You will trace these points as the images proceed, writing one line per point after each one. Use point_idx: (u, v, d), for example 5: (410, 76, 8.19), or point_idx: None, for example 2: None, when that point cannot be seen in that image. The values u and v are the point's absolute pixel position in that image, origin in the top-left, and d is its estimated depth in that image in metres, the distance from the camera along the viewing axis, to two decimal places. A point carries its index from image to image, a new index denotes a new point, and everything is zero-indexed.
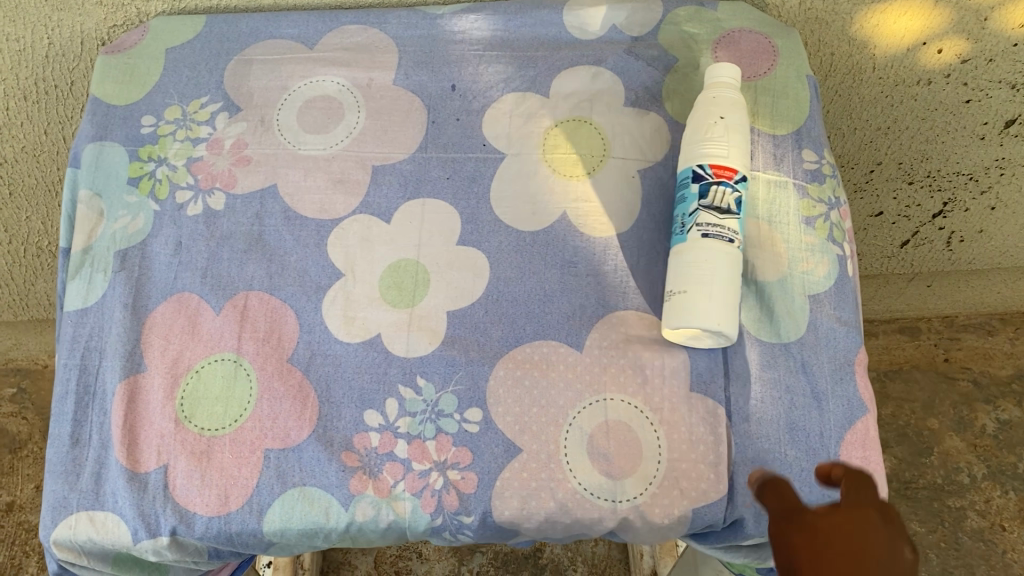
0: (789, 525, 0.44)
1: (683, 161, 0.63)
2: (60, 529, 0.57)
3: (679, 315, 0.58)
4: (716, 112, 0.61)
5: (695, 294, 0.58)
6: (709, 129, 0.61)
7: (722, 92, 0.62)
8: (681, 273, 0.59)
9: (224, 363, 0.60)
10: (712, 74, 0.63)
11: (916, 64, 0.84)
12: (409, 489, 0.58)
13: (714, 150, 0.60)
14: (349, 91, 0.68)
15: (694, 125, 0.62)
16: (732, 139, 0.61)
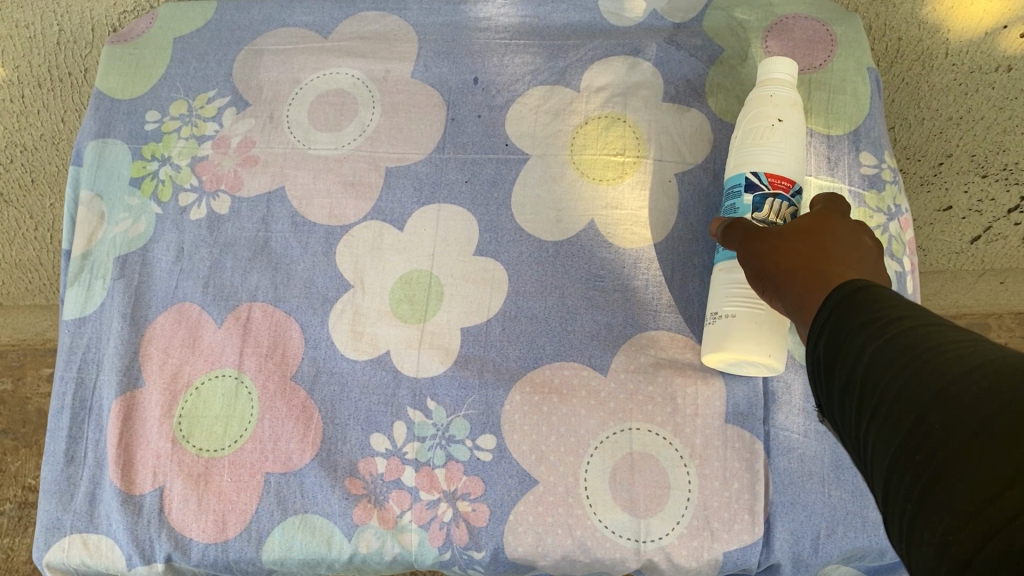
0: (759, 236, 0.47)
1: (732, 165, 0.56)
2: (53, 552, 0.55)
3: (722, 343, 0.52)
4: (775, 114, 0.55)
5: (743, 321, 0.51)
6: (766, 132, 0.54)
7: (781, 89, 0.55)
8: (729, 295, 0.53)
9: (224, 379, 0.57)
10: (767, 68, 0.56)
11: (994, 49, 0.77)
12: (416, 519, 0.54)
13: (770, 156, 0.54)
14: (363, 85, 0.63)
15: (748, 126, 0.55)
16: (790, 146, 0.54)
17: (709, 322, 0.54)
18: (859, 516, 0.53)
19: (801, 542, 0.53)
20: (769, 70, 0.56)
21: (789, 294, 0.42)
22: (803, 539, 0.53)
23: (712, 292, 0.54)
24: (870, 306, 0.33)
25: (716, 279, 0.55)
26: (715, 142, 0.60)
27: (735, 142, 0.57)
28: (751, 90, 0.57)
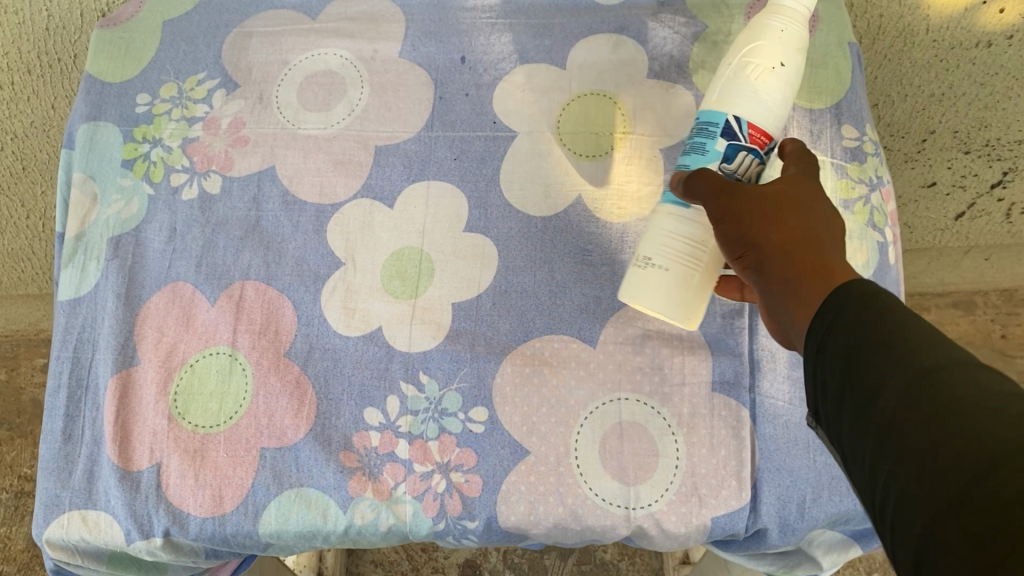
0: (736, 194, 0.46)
1: (711, 98, 0.51)
2: (52, 529, 0.55)
3: (639, 291, 0.49)
4: (778, 56, 0.50)
5: (664, 279, 0.49)
6: (763, 73, 0.49)
7: (795, 26, 0.50)
8: (662, 243, 0.50)
9: (218, 357, 0.57)
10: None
11: (973, 25, 0.82)
12: (410, 491, 0.56)
13: (759, 102, 0.49)
14: (351, 65, 0.64)
15: (744, 59, 0.50)
16: (781, 98, 0.50)
17: (633, 264, 0.51)
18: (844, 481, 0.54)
19: (788, 506, 0.54)
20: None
21: (785, 280, 0.43)
22: (789, 504, 0.54)
23: (646, 235, 0.51)
24: (880, 317, 0.34)
25: (653, 223, 0.51)
26: None
27: (725, 71, 0.51)
28: (761, 14, 0.51)
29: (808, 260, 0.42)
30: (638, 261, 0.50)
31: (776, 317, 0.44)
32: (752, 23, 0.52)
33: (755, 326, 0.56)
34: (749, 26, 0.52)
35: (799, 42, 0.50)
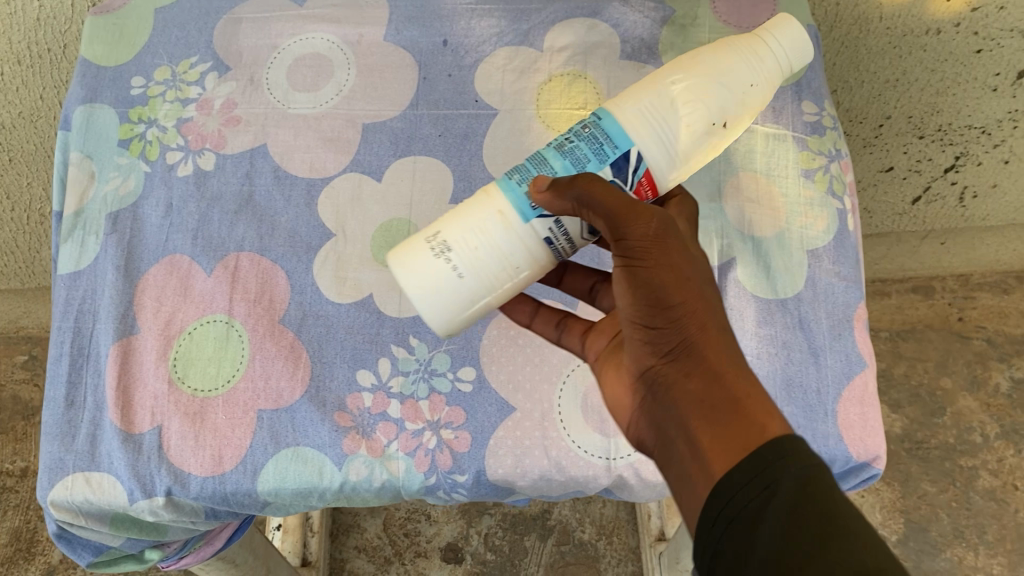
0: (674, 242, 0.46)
1: (634, 109, 0.48)
2: (56, 491, 0.57)
3: (409, 274, 0.47)
4: (731, 112, 0.49)
5: (442, 280, 0.47)
6: (708, 122, 0.48)
7: (766, 85, 0.50)
8: (470, 246, 0.47)
9: (216, 325, 0.60)
10: (786, 44, 0.50)
11: (924, 13, 0.82)
12: (402, 448, 0.58)
13: (680, 148, 0.48)
14: (338, 48, 0.67)
15: (698, 88, 0.48)
16: (698, 157, 0.50)
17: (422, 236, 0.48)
18: (809, 429, 0.58)
19: None
20: (781, 54, 0.50)
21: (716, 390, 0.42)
22: None
23: (466, 214, 0.48)
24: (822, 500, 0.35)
25: (467, 204, 0.49)
26: None
27: (670, 86, 0.49)
28: (744, 42, 0.50)
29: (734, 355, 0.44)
30: (429, 239, 0.48)
31: (667, 395, 0.45)
32: (725, 43, 0.50)
33: (723, 288, 0.62)
34: (721, 46, 0.50)
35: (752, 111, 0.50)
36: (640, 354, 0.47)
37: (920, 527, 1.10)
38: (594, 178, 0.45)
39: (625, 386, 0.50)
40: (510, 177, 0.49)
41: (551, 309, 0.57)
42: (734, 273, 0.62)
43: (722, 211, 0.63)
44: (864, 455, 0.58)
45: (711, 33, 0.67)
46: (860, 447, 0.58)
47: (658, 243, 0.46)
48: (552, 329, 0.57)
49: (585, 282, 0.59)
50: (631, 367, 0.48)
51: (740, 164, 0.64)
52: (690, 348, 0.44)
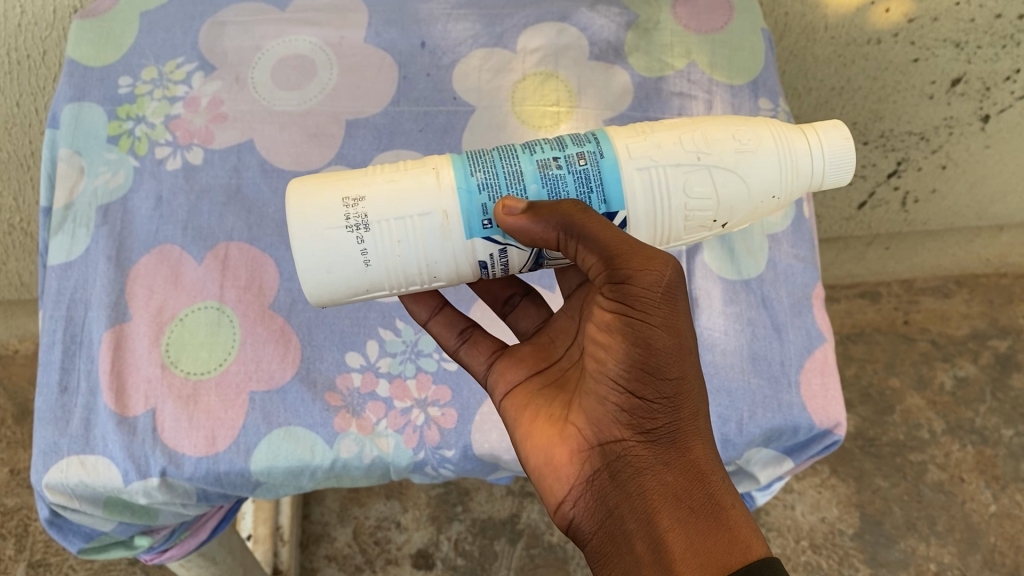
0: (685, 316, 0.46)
1: (645, 165, 0.46)
2: (51, 474, 0.58)
3: (312, 237, 0.45)
4: (738, 215, 0.48)
5: (346, 260, 0.45)
6: (710, 215, 0.48)
7: (788, 196, 0.49)
8: (388, 233, 0.45)
9: (207, 311, 0.62)
10: (831, 166, 0.48)
11: (866, 24, 0.88)
12: (391, 426, 0.61)
13: (669, 227, 0.48)
14: (320, 49, 0.70)
15: (719, 180, 0.47)
16: (684, 237, 0.50)
17: (342, 197, 0.46)
18: (775, 398, 0.62)
19: (728, 424, 0.61)
20: (815, 174, 0.48)
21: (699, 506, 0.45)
22: (729, 421, 0.61)
23: (403, 192, 0.46)
24: None
25: (407, 180, 0.46)
26: (636, 93, 0.69)
27: (693, 156, 0.47)
28: (790, 142, 0.48)
29: (711, 452, 0.47)
30: (350, 205, 0.45)
31: (639, 481, 0.46)
32: (772, 134, 0.48)
33: (692, 270, 0.66)
34: (767, 136, 0.48)
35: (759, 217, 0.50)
36: (612, 424, 0.47)
37: (875, 521, 1.12)
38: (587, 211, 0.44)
39: (564, 433, 0.49)
40: (470, 170, 0.46)
41: (456, 316, 0.58)
42: (702, 256, 0.66)
43: None
44: (826, 422, 0.61)
45: (673, 36, 0.71)
46: (822, 415, 0.62)
47: (674, 308, 0.44)
48: (453, 336, 0.57)
49: (504, 291, 0.60)
50: (592, 432, 0.48)
51: None
52: (674, 435, 0.47)
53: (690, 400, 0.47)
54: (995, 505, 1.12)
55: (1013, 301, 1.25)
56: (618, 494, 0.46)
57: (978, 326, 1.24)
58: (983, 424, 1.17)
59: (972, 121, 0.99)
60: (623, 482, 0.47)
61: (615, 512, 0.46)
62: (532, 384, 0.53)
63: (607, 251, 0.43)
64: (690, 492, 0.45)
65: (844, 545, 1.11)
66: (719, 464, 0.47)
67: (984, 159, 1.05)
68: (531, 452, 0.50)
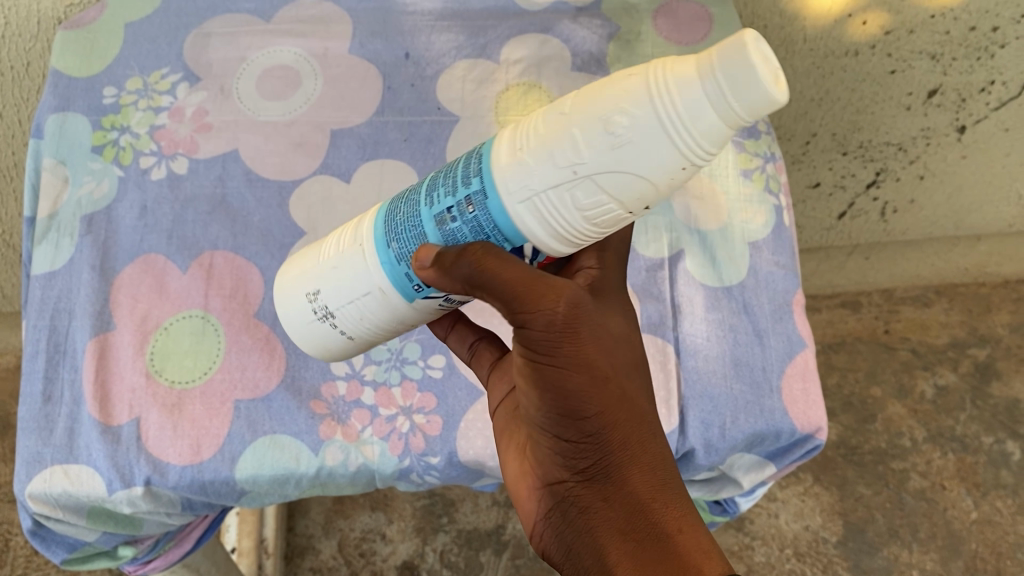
0: (595, 346, 0.46)
1: (524, 197, 0.40)
2: (34, 483, 0.58)
3: (300, 330, 0.50)
4: (658, 198, 0.40)
5: (334, 341, 0.49)
6: (623, 213, 0.40)
7: (712, 150, 0.37)
8: (349, 315, 0.47)
9: (191, 319, 0.62)
10: (735, 118, 0.36)
11: (843, 36, 0.89)
12: (376, 433, 0.61)
13: (587, 232, 0.41)
14: (305, 60, 0.70)
15: (608, 190, 0.39)
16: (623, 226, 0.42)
17: (305, 292, 0.49)
18: (757, 404, 0.63)
19: (710, 429, 0.62)
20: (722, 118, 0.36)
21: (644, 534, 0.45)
22: (711, 426, 0.62)
23: (344, 276, 0.47)
24: None
25: (342, 263, 0.47)
26: None
27: (568, 170, 0.39)
28: (680, 88, 0.36)
29: (654, 473, 0.47)
30: (312, 299, 0.48)
31: (585, 518, 0.47)
32: (647, 103, 0.37)
33: (674, 276, 0.67)
34: (638, 113, 0.37)
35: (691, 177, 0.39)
36: (554, 466, 0.48)
37: (858, 528, 1.13)
38: (489, 247, 0.41)
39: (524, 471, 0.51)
40: (388, 241, 0.45)
41: (468, 328, 0.58)
42: (684, 263, 0.67)
43: (671, 206, 0.68)
44: (807, 427, 0.62)
45: (653, 48, 0.72)
46: (803, 420, 0.62)
47: (574, 341, 0.45)
48: (464, 350, 0.58)
49: None
50: (540, 473, 0.50)
51: None
52: (609, 467, 0.47)
53: (617, 429, 0.46)
54: (976, 512, 1.13)
55: (991, 310, 1.25)
56: (572, 531, 0.48)
57: (957, 335, 1.24)
58: (964, 432, 1.18)
59: (948, 132, 1.01)
60: (574, 522, 0.48)
61: (572, 550, 0.47)
62: (508, 404, 0.55)
63: (507, 287, 0.42)
64: (633, 524, 0.45)
65: (828, 553, 1.12)
66: (660, 483, 0.46)
67: (961, 169, 1.07)
68: (510, 488, 0.53)
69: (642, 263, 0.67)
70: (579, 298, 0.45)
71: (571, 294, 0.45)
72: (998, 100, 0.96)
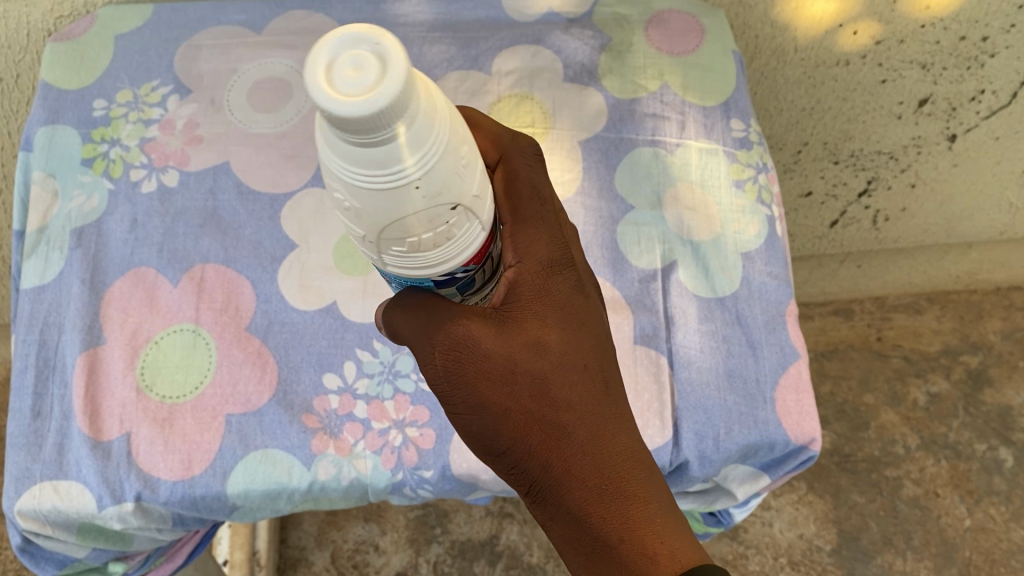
0: (490, 379, 0.44)
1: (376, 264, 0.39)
2: (23, 500, 0.58)
3: None
4: (450, 195, 0.34)
5: None
6: (431, 230, 0.35)
7: (413, 163, 0.31)
8: None
9: (182, 333, 0.62)
10: (369, 140, 0.30)
11: (834, 46, 0.89)
12: (369, 447, 0.60)
13: (448, 247, 0.38)
14: (295, 72, 0.69)
15: (408, 237, 0.35)
16: (471, 215, 0.37)
17: None
18: (751, 415, 0.63)
19: (704, 441, 0.62)
20: (361, 156, 0.30)
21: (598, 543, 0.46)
22: (706, 438, 0.62)
23: None
24: None
25: None
26: (610, 115, 0.71)
27: (365, 242, 0.36)
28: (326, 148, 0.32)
29: (587, 484, 0.46)
30: None
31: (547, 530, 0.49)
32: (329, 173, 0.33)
33: (667, 288, 0.66)
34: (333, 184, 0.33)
35: (441, 171, 0.33)
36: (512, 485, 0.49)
37: (852, 537, 1.13)
38: (394, 304, 0.43)
39: None
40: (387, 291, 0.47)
41: None
42: (676, 274, 0.67)
43: (662, 217, 0.68)
44: (801, 437, 0.62)
45: (645, 58, 0.72)
46: (797, 431, 0.63)
47: (465, 384, 0.44)
48: None
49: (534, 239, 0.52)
50: None
51: (676, 177, 0.69)
52: (543, 489, 0.47)
53: (542, 452, 0.46)
54: (970, 519, 1.13)
55: (983, 317, 1.25)
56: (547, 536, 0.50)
57: (950, 342, 1.24)
58: (956, 439, 1.18)
59: (939, 141, 1.01)
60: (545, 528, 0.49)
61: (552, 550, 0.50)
62: None
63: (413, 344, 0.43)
64: (582, 535, 0.47)
65: (822, 561, 1.12)
66: (600, 489, 0.46)
67: (952, 177, 1.07)
68: None
69: (634, 274, 0.67)
70: (461, 337, 0.43)
71: (451, 333, 0.42)
72: (988, 109, 0.96)
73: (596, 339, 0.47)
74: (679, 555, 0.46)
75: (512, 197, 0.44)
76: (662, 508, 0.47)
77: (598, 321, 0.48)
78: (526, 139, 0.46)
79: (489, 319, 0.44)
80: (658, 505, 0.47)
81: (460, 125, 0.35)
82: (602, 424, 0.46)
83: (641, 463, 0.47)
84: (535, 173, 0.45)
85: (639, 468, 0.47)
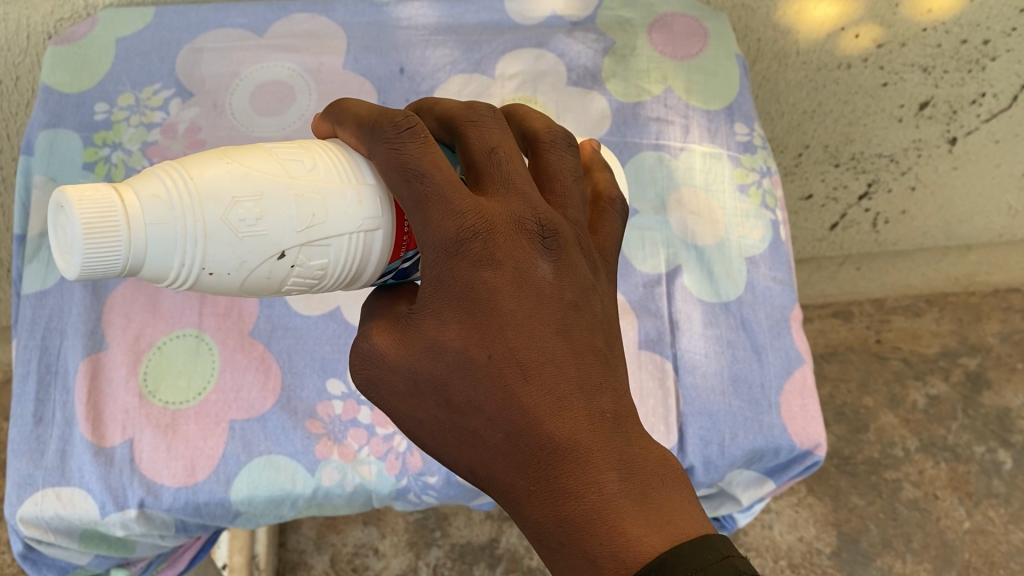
0: (401, 394, 0.38)
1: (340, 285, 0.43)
2: (25, 507, 0.57)
3: None
4: (257, 253, 0.37)
5: None
6: (288, 275, 0.38)
7: (180, 262, 0.36)
8: None
9: (185, 338, 0.61)
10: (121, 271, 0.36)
11: (837, 49, 0.89)
12: (373, 453, 0.60)
13: (338, 273, 0.39)
14: (299, 76, 0.70)
15: (271, 290, 0.39)
16: (323, 243, 0.38)
17: None
18: (755, 421, 0.63)
19: (710, 446, 0.62)
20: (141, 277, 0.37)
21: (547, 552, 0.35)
22: (710, 443, 0.62)
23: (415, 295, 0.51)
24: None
25: None
26: (613, 119, 0.71)
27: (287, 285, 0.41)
28: None
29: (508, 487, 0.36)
30: None
31: None
32: None
33: (672, 292, 0.66)
34: None
35: (218, 253, 0.36)
36: None
37: (853, 539, 1.13)
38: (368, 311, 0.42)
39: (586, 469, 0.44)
40: None
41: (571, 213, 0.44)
42: (681, 278, 0.67)
43: (667, 222, 0.68)
44: (806, 443, 0.62)
45: (649, 62, 0.72)
46: (802, 437, 0.62)
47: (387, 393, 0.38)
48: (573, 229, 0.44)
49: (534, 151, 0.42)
50: None
51: (680, 181, 0.69)
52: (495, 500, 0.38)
53: (464, 463, 0.37)
54: (969, 522, 1.13)
55: (981, 319, 1.25)
56: None
57: (948, 344, 1.24)
58: (955, 441, 1.18)
59: (939, 144, 1.01)
60: None
61: None
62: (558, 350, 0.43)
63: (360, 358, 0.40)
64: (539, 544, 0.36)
65: (822, 564, 1.12)
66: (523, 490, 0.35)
67: (951, 180, 1.07)
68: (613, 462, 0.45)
69: (639, 279, 0.66)
70: (367, 355, 0.38)
71: (362, 352, 0.38)
72: (988, 112, 0.97)
73: (522, 318, 0.36)
74: (623, 555, 0.32)
75: (396, 186, 0.37)
76: (621, 496, 0.34)
77: (527, 292, 0.36)
78: (388, 118, 0.38)
79: (397, 327, 0.38)
80: (602, 496, 0.34)
81: (231, 188, 0.36)
82: (516, 420, 0.35)
83: (585, 453, 0.34)
84: (402, 150, 0.37)
85: (576, 460, 0.34)
